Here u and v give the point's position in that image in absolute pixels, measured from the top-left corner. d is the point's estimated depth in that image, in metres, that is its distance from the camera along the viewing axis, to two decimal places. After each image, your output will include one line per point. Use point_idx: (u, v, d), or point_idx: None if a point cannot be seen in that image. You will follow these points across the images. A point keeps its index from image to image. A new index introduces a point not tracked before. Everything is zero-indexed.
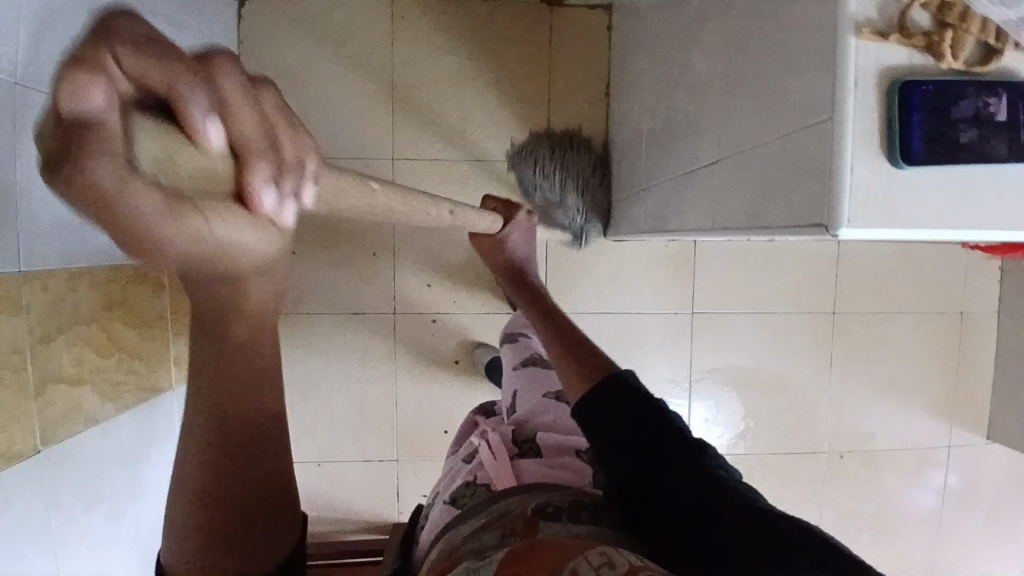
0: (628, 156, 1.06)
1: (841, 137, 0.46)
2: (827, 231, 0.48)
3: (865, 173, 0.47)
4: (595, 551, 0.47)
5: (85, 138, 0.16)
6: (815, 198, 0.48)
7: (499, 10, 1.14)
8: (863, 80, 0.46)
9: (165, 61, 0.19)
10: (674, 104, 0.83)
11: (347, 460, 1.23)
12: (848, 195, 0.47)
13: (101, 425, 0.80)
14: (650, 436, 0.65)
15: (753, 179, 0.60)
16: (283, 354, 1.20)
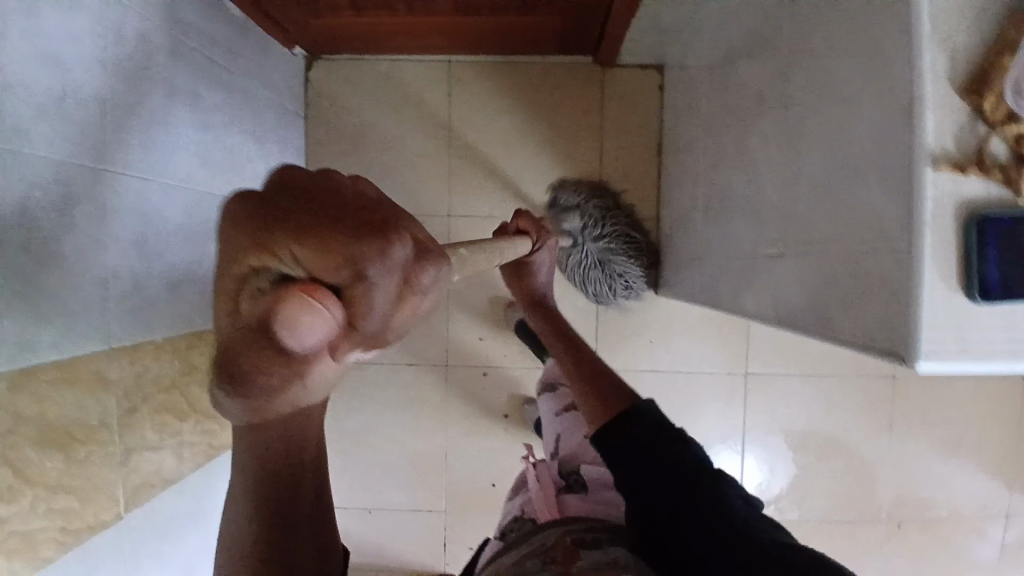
0: (681, 218, 1.06)
1: (920, 273, 0.46)
2: (905, 363, 0.48)
3: (942, 308, 0.47)
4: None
5: (281, 362, 0.25)
6: (893, 328, 0.49)
7: (550, 72, 1.16)
8: (941, 215, 0.46)
9: (376, 298, 0.25)
10: (730, 181, 0.84)
11: (398, 508, 1.25)
12: (926, 331, 0.47)
13: (176, 485, 0.85)
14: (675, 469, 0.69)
15: (815, 285, 0.60)
16: (339, 402, 1.24)
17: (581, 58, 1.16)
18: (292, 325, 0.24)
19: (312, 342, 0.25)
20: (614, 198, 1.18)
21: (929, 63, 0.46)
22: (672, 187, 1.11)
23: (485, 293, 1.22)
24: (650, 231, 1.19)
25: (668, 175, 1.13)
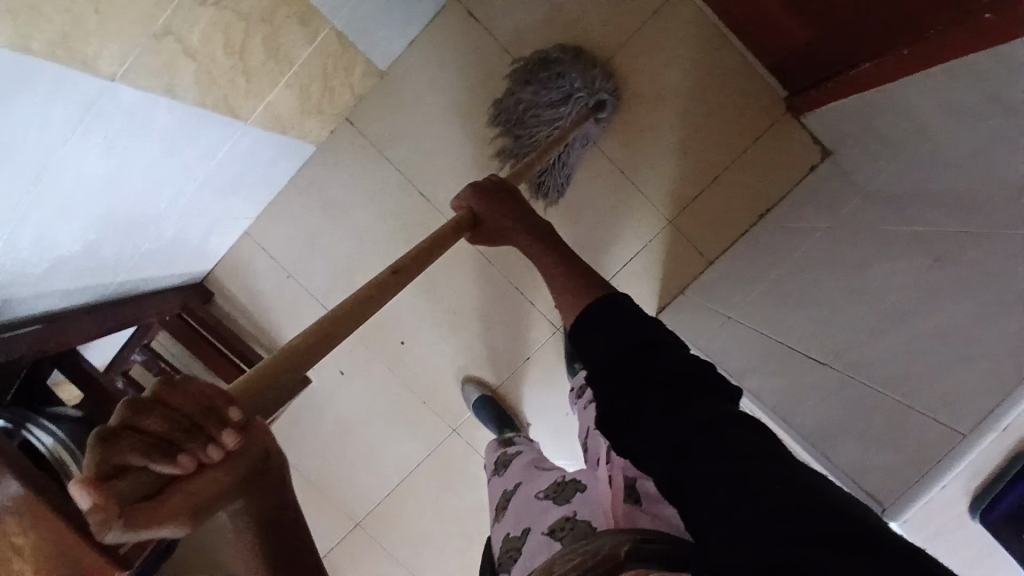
0: (733, 275, 1.06)
1: (960, 456, 0.50)
2: (887, 511, 0.53)
3: (948, 499, 0.51)
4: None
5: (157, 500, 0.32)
6: (899, 481, 0.53)
7: (744, 75, 1.12)
8: (1012, 429, 0.49)
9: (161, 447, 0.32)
10: (819, 281, 0.83)
11: (310, 293, 1.20)
12: (925, 500, 0.51)
13: (173, 101, 0.76)
14: (640, 364, 0.54)
15: (841, 407, 0.63)
16: (341, 168, 1.17)
17: (778, 88, 1.12)
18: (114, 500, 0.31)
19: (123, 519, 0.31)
20: (697, 218, 1.15)
21: None
22: (752, 249, 1.09)
23: None
24: (696, 267, 1.16)
25: (754, 239, 1.10)
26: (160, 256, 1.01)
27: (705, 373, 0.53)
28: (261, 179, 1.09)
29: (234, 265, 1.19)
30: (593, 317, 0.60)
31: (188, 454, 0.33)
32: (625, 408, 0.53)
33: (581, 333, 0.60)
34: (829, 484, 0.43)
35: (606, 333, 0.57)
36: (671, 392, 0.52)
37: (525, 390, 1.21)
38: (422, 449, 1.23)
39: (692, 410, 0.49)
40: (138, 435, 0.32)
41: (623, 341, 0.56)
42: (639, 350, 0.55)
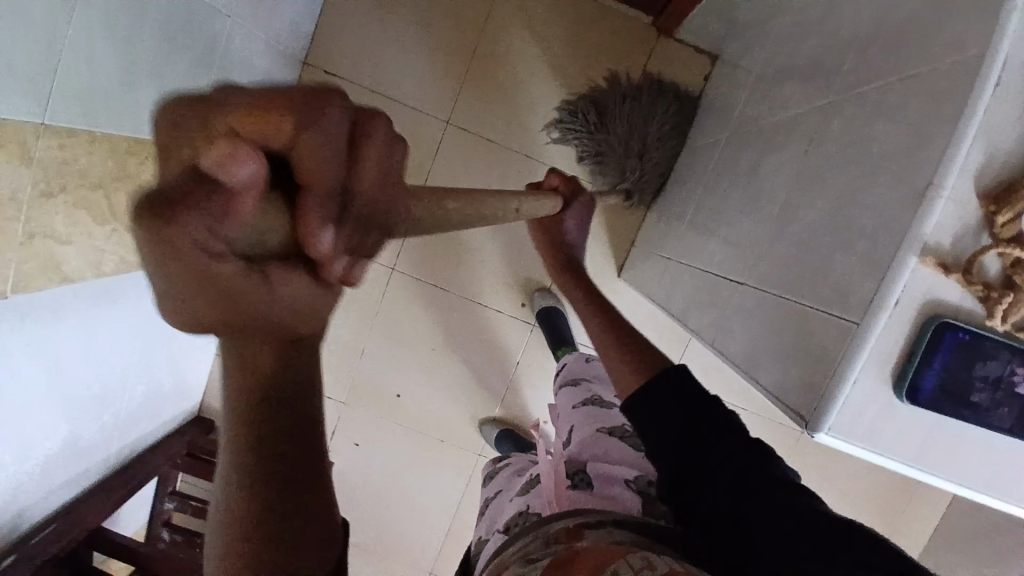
0: (669, 211, 1.04)
1: (861, 346, 0.49)
2: (806, 429, 0.52)
3: (864, 397, 0.50)
4: (634, 555, 0.53)
5: (228, 214, 0.22)
6: (811, 390, 0.52)
7: (602, 20, 1.12)
8: (904, 303, 0.48)
9: (318, 190, 0.25)
10: (728, 195, 0.82)
11: None
12: (838, 407, 0.50)
13: (71, 284, 0.78)
14: (700, 432, 0.65)
15: (758, 327, 0.63)
16: None
17: (640, 17, 1.12)
18: (220, 165, 0.21)
19: (218, 177, 0.22)
20: None
21: (965, 159, 0.47)
22: (677, 177, 1.08)
23: None
24: (637, 215, 1.16)
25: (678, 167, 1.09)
26: (144, 410, 1.07)
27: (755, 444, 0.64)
28: None
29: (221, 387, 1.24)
30: (660, 387, 0.70)
31: (340, 235, 0.27)
32: (688, 470, 0.64)
33: (642, 406, 0.70)
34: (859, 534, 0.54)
35: (668, 406, 0.69)
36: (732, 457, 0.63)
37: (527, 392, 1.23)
38: (455, 484, 1.27)
39: (758, 473, 0.60)
40: (342, 160, 0.26)
41: (687, 414, 0.67)
42: (708, 425, 0.66)
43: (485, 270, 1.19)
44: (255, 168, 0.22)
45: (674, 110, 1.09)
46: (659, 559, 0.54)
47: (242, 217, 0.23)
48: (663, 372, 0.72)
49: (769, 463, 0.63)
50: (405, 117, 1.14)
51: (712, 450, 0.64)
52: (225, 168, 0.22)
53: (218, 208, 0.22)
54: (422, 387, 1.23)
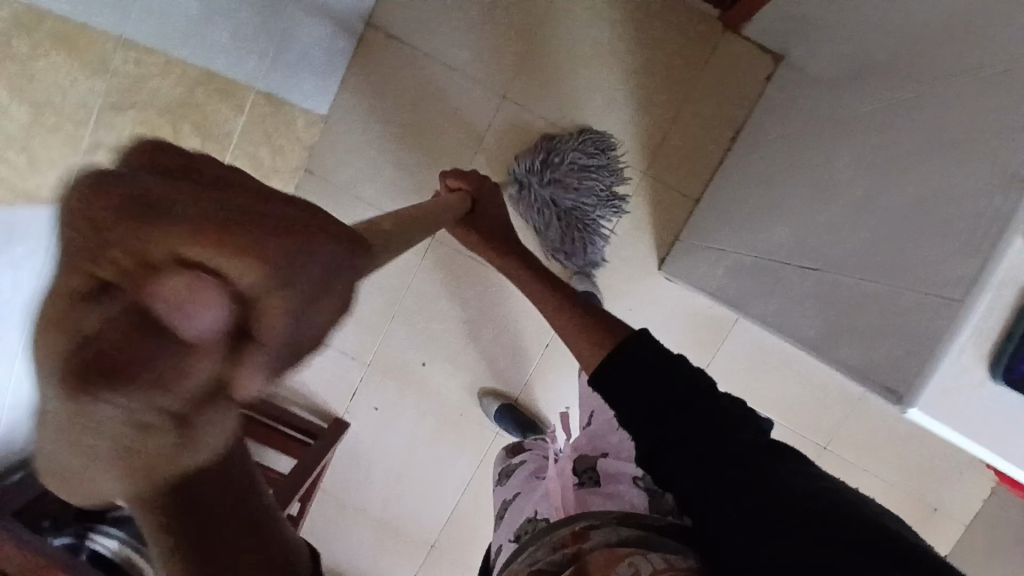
0: (721, 207, 1.03)
1: (961, 323, 0.48)
2: (900, 405, 0.51)
3: (959, 377, 0.49)
4: (624, 563, 0.62)
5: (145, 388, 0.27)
6: (903, 368, 0.51)
7: (670, 10, 1.10)
8: (1009, 284, 0.47)
9: (216, 344, 0.28)
10: (793, 187, 0.81)
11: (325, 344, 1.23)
12: (932, 383, 0.49)
13: None
14: (668, 404, 0.70)
15: (838, 308, 0.62)
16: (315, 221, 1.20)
17: (709, 12, 1.10)
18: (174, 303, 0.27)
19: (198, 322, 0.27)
20: (670, 161, 1.12)
21: None
22: (735, 172, 1.05)
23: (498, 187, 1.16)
24: (683, 209, 1.13)
25: (731, 165, 1.08)
26: None
27: (731, 412, 0.68)
28: None
29: None
30: (621, 367, 0.75)
31: (268, 381, 0.31)
32: (663, 443, 0.67)
33: (619, 379, 0.75)
34: (834, 490, 0.56)
35: (644, 379, 0.73)
36: (702, 422, 0.67)
37: (551, 374, 1.23)
38: (471, 463, 1.25)
39: (731, 437, 0.64)
40: (263, 269, 0.28)
41: (655, 395, 0.71)
42: (679, 398, 0.70)
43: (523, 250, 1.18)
44: (205, 306, 0.27)
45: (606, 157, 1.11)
46: (644, 560, 0.62)
47: (163, 388, 0.27)
48: (620, 350, 0.78)
49: (743, 429, 0.66)
50: (461, 88, 1.14)
51: (682, 419, 0.68)
52: (182, 315, 0.27)
53: (111, 327, 0.26)
54: (448, 361, 1.22)
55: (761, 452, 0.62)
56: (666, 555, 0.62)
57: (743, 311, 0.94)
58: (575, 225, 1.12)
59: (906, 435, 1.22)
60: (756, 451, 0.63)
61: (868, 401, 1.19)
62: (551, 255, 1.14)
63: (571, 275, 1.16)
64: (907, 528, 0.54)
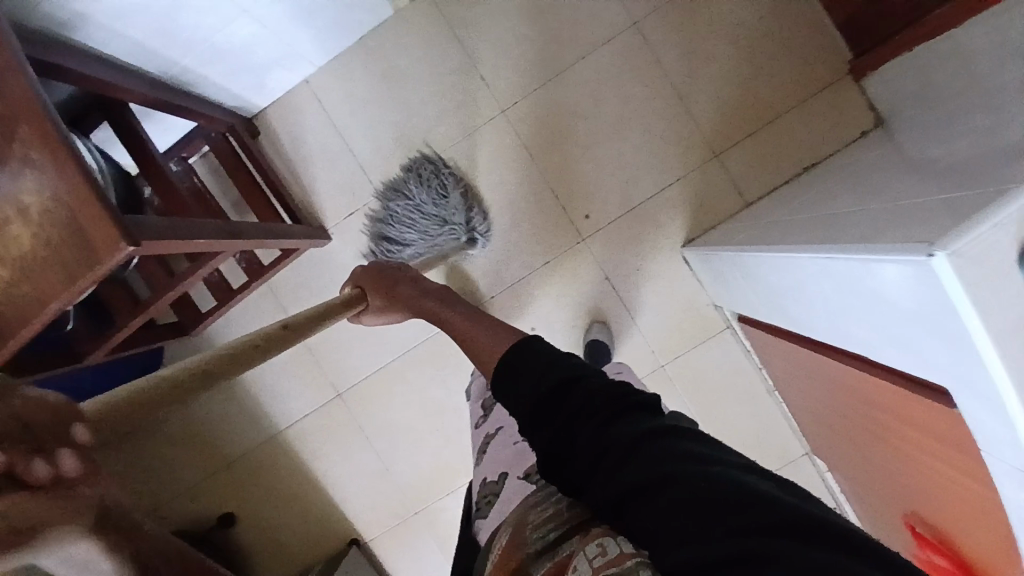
0: (771, 208, 1.06)
1: (1012, 200, 0.48)
2: (925, 250, 0.49)
3: (997, 246, 0.48)
4: (590, 542, 0.49)
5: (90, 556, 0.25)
6: (939, 231, 0.51)
7: (813, 34, 1.14)
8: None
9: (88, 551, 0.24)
10: (876, 185, 0.82)
11: (349, 150, 1.20)
12: (968, 237, 0.48)
13: None
14: (554, 401, 0.55)
15: (892, 215, 0.63)
16: (405, 37, 1.17)
17: (846, 52, 1.14)
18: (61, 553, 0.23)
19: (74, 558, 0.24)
20: (742, 158, 1.16)
21: None
22: (794, 190, 1.08)
23: (583, 100, 1.17)
24: (731, 206, 1.16)
25: (795, 186, 1.11)
26: (220, 57, 1.02)
27: (619, 394, 0.54)
28: (335, 26, 1.11)
29: (283, 108, 1.20)
30: (511, 367, 0.60)
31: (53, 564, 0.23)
32: (559, 439, 0.54)
33: (503, 377, 0.60)
34: (755, 483, 0.44)
35: (523, 373, 0.59)
36: (597, 418, 0.53)
37: (538, 291, 1.21)
38: (424, 331, 1.22)
39: (622, 427, 0.52)
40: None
41: (537, 385, 0.57)
42: (555, 385, 0.56)
43: (575, 168, 1.19)
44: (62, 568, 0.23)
45: (417, 208, 1.16)
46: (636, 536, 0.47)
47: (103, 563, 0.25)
48: (505, 352, 0.62)
49: (634, 414, 0.53)
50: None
51: (569, 413, 0.54)
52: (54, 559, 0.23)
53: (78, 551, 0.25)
54: None
55: (650, 435, 0.50)
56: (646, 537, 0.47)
57: (745, 292, 0.96)
58: (439, 231, 1.16)
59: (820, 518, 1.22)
60: (660, 434, 0.50)
61: (800, 465, 1.20)
62: (467, 240, 1.17)
63: (605, 216, 1.19)
64: (833, 510, 0.45)
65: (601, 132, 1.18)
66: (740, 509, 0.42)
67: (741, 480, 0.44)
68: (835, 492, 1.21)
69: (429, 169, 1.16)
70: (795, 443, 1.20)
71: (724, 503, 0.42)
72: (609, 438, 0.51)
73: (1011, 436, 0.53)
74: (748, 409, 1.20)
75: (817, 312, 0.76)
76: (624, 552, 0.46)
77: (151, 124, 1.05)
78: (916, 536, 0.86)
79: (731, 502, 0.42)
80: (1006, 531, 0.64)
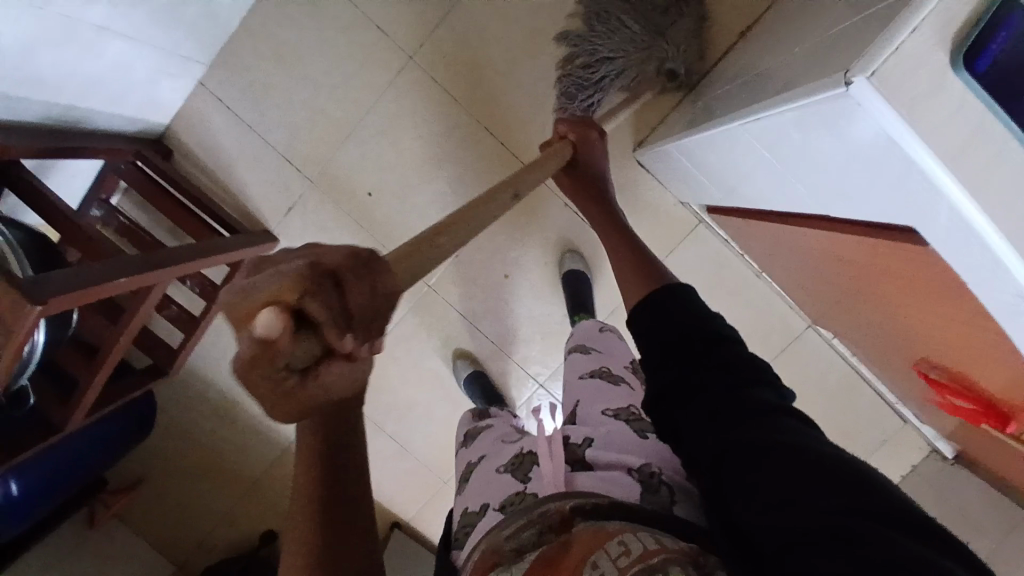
0: (714, 81, 0.98)
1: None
2: (844, 79, 0.45)
3: (922, 54, 0.43)
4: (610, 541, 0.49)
5: (266, 384, 0.33)
6: (858, 56, 0.45)
7: None
8: None
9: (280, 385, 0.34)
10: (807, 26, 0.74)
11: (269, 145, 1.14)
12: (890, 50, 0.43)
13: None
14: (690, 348, 0.58)
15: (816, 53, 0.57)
16: (284, 7, 1.08)
17: None
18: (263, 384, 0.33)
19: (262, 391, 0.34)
20: None
21: None
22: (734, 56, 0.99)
23: (491, 23, 1.08)
24: (675, 93, 1.08)
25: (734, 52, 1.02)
26: (97, 85, 0.94)
27: (754, 369, 0.55)
28: (208, 19, 1.02)
29: (187, 120, 1.13)
30: (657, 305, 0.63)
31: (258, 380, 0.33)
32: (679, 388, 0.56)
33: (646, 315, 0.64)
34: (862, 471, 0.44)
35: (670, 314, 0.61)
36: (726, 379, 0.54)
37: (502, 238, 1.16)
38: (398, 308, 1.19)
39: (750, 395, 0.52)
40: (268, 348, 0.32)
41: (680, 329, 0.59)
42: (697, 335, 0.58)
43: (503, 98, 1.11)
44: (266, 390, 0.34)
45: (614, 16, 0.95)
46: (635, 538, 0.49)
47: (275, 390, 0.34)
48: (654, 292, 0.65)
49: (769, 391, 0.53)
50: None
51: (700, 364, 0.56)
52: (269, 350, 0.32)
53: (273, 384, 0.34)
54: (398, 195, 1.15)
55: (772, 411, 0.50)
56: (654, 534, 0.50)
57: (700, 182, 0.91)
58: (645, 37, 0.96)
59: (843, 386, 1.20)
60: (780, 415, 0.50)
61: (808, 340, 1.17)
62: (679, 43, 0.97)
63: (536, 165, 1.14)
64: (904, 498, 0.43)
65: (519, 54, 1.09)
66: (839, 485, 0.42)
67: (848, 465, 0.44)
68: (847, 356, 1.17)
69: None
70: (796, 319, 1.17)
71: (828, 477, 0.42)
72: (730, 401, 0.52)
73: (988, 255, 0.47)
74: (743, 296, 1.16)
75: (768, 183, 0.70)
76: (649, 548, 0.47)
77: (55, 175, 0.99)
78: (932, 382, 0.83)
79: (835, 480, 0.42)
80: (1011, 356, 0.60)
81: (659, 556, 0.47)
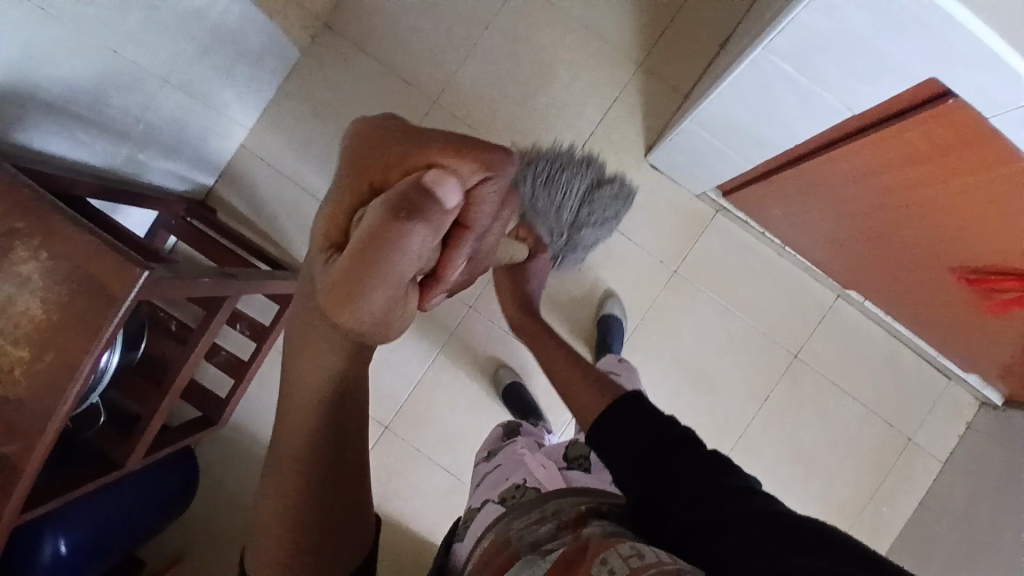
0: (709, 79, 1.11)
1: None
2: None
3: None
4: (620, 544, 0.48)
5: (404, 210, 0.35)
6: None
7: None
8: None
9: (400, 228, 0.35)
10: None
11: (308, 194, 1.22)
12: None
13: None
14: (656, 453, 0.60)
15: None
16: (318, 74, 1.21)
17: None
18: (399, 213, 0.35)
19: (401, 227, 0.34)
20: (663, 58, 1.21)
21: None
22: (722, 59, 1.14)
23: (503, 65, 1.22)
24: (673, 103, 1.21)
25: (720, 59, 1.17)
26: (157, 138, 1.02)
27: (713, 460, 0.59)
28: (253, 82, 1.14)
29: (230, 179, 1.22)
30: (615, 415, 0.66)
31: (405, 212, 0.35)
32: (654, 493, 0.58)
33: (603, 430, 0.65)
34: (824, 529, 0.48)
35: (626, 428, 0.64)
36: (693, 475, 0.57)
37: None
38: (443, 333, 1.20)
39: (719, 483, 0.56)
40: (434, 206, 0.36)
41: (644, 436, 0.62)
42: (659, 444, 0.61)
43: (521, 127, 1.23)
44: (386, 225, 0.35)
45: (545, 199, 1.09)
46: (647, 548, 0.48)
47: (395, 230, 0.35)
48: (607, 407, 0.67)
49: (736, 476, 0.57)
50: None
51: (667, 468, 0.58)
52: (440, 187, 0.36)
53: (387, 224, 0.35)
54: None
55: (741, 495, 0.54)
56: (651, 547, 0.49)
57: (719, 151, 1.02)
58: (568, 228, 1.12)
59: (883, 352, 1.22)
60: (749, 497, 0.54)
61: (841, 310, 1.22)
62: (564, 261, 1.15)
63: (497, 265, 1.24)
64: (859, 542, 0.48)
65: (531, 87, 1.23)
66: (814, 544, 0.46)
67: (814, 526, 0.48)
68: (882, 321, 1.21)
69: (573, 158, 1.14)
70: (825, 290, 1.22)
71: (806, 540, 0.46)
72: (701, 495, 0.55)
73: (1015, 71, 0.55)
74: (771, 276, 1.22)
75: (792, 106, 0.81)
76: (661, 558, 0.46)
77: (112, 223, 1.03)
78: (974, 283, 0.85)
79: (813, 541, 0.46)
80: None
81: (671, 565, 0.46)
